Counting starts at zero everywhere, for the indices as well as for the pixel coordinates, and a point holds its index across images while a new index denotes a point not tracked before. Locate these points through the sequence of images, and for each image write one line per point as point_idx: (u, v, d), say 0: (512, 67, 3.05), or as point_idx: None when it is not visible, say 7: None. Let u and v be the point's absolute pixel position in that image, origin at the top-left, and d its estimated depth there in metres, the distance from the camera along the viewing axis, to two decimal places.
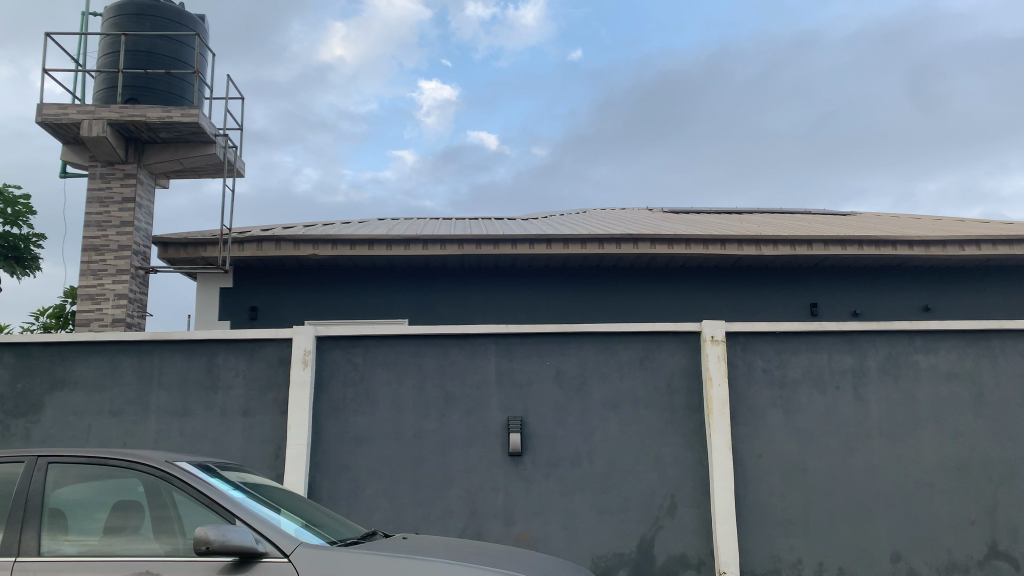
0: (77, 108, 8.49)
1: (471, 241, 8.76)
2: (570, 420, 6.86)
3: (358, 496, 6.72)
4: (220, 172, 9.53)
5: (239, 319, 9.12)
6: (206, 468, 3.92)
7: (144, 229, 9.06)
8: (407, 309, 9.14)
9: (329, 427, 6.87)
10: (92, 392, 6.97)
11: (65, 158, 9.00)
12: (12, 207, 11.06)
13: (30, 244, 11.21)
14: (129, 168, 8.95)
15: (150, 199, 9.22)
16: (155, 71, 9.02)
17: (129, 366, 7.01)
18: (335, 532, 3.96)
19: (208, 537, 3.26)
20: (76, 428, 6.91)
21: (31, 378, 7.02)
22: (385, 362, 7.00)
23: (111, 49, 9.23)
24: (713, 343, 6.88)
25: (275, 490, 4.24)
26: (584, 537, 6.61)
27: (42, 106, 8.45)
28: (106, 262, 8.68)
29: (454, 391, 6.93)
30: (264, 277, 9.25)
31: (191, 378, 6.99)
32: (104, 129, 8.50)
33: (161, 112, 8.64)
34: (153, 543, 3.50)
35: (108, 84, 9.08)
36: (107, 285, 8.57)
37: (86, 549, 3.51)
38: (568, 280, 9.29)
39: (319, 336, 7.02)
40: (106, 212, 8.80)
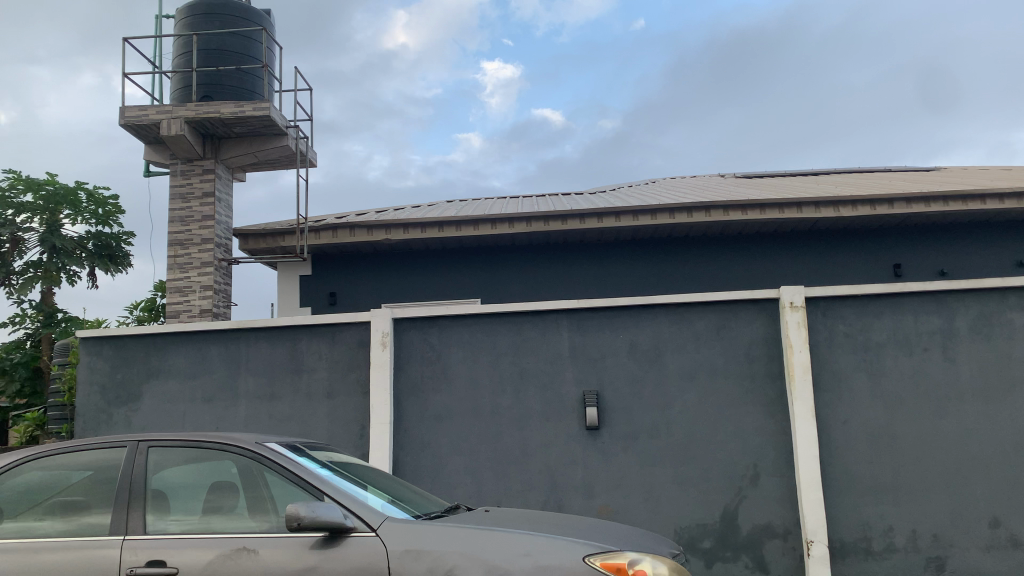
0: (156, 109, 8.84)
1: (540, 218, 8.76)
2: (647, 393, 6.83)
3: (440, 472, 6.87)
4: (293, 163, 9.78)
5: (318, 305, 9.37)
6: (294, 448, 4.08)
7: (225, 222, 9.37)
8: (480, 288, 9.23)
9: (409, 406, 7.03)
10: (185, 379, 7.30)
11: (148, 158, 9.38)
12: (102, 208, 11.59)
13: (121, 242, 11.75)
14: (208, 164, 9.27)
15: (228, 193, 9.53)
16: (226, 68, 9.29)
17: (218, 354, 7.31)
18: (419, 506, 4.06)
19: (299, 513, 3.41)
20: (172, 414, 7.26)
21: (128, 368, 7.40)
22: (460, 341, 7.10)
23: (184, 49, 9.53)
24: (792, 309, 6.73)
25: (360, 467, 4.39)
26: (666, 508, 6.60)
27: (123, 109, 8.83)
28: (192, 256, 9.03)
29: (529, 367, 6.98)
30: (340, 263, 9.47)
31: (276, 363, 7.24)
32: (182, 127, 8.81)
33: (235, 107, 8.91)
34: (248, 521, 3.67)
35: (183, 83, 9.39)
36: (193, 278, 8.93)
37: (186, 528, 3.69)
38: (639, 252, 9.20)
39: (395, 319, 7.16)
40: (188, 208, 9.15)
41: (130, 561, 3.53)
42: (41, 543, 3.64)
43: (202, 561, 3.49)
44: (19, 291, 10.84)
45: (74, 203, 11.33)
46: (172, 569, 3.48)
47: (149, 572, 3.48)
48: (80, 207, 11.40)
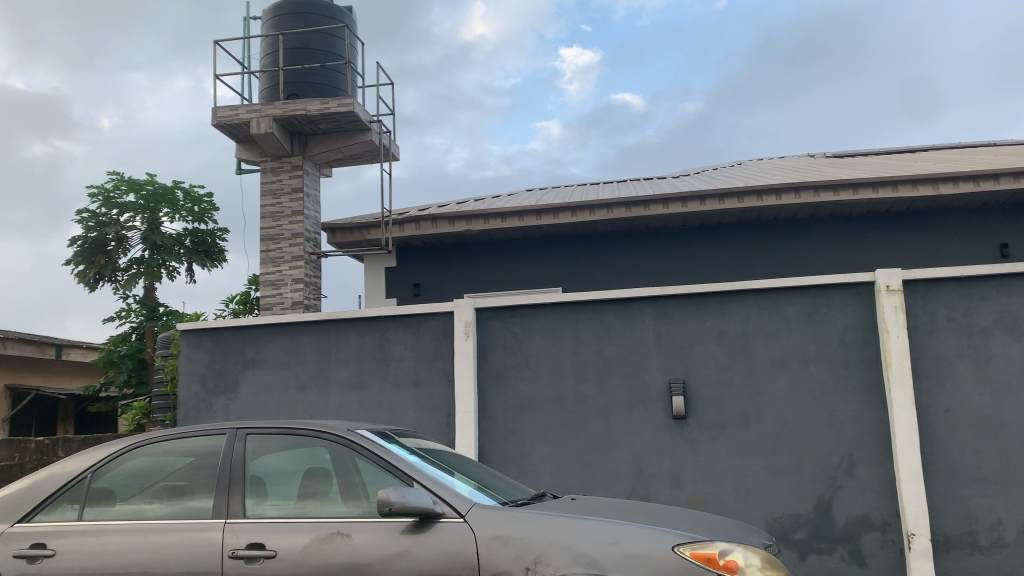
0: (246, 109, 9.15)
1: (622, 204, 8.66)
2: (736, 380, 6.68)
3: (526, 460, 6.91)
4: (376, 156, 9.97)
5: (403, 296, 9.54)
6: (383, 436, 4.17)
7: (314, 217, 9.64)
8: (562, 277, 9.21)
9: (494, 395, 7.09)
10: (279, 369, 7.56)
11: (239, 157, 9.72)
12: (198, 206, 12.09)
13: (216, 238, 12.24)
14: (295, 160, 9.54)
15: (316, 188, 9.79)
16: (311, 66, 9.53)
17: (308, 345, 7.54)
18: (506, 494, 4.10)
19: (390, 499, 3.49)
20: (268, 403, 7.54)
21: (226, 359, 7.71)
22: (543, 330, 7.10)
23: (271, 49, 9.82)
24: (888, 293, 6.45)
25: (447, 454, 4.45)
26: (757, 498, 6.45)
27: (216, 109, 9.17)
28: (283, 250, 9.33)
29: (614, 355, 6.92)
30: (424, 255, 9.61)
31: (364, 353, 7.41)
32: (271, 126, 9.09)
33: (320, 104, 9.14)
34: (340, 506, 3.78)
35: (271, 82, 9.68)
36: (285, 272, 9.23)
37: (283, 512, 3.82)
38: (725, 237, 8.99)
39: (478, 309, 7.22)
40: (279, 203, 9.45)
41: (232, 543, 3.68)
42: (150, 525, 3.82)
43: (299, 544, 3.62)
44: (124, 286, 11.41)
45: (172, 202, 11.86)
46: (271, 552, 3.62)
47: (250, 554, 3.62)
48: (177, 206, 11.92)
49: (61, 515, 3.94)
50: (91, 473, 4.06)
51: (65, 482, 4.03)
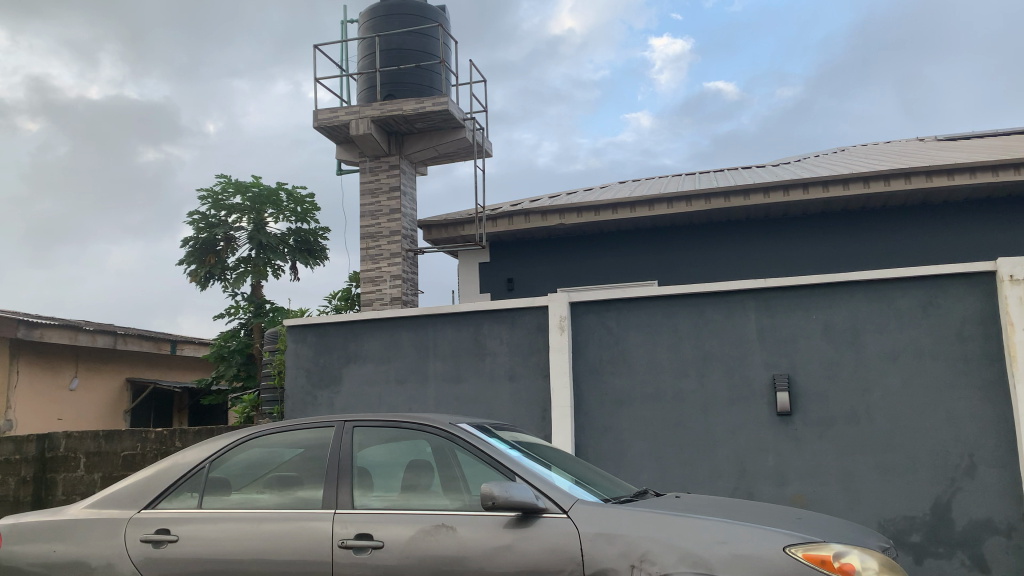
0: (346, 110, 9.40)
1: (720, 194, 8.46)
2: (844, 376, 6.42)
3: (624, 456, 6.84)
4: (471, 153, 10.07)
5: (497, 290, 9.60)
6: (483, 429, 4.21)
7: (410, 214, 9.82)
8: (657, 270, 9.08)
9: (590, 389, 7.05)
10: (379, 364, 7.74)
11: (339, 158, 10.00)
12: (300, 206, 12.51)
13: (318, 237, 12.64)
14: (393, 160, 9.74)
15: (412, 186, 9.97)
16: (407, 66, 9.70)
17: (407, 340, 7.69)
18: (607, 490, 4.07)
19: (493, 493, 3.51)
20: (369, 396, 7.73)
21: (329, 354, 7.96)
22: (640, 324, 7.01)
23: (368, 51, 10.05)
24: (1011, 283, 6.04)
25: (548, 448, 4.46)
26: (868, 498, 6.19)
27: (317, 112, 9.46)
28: (381, 247, 9.55)
29: (714, 350, 6.77)
30: (517, 249, 9.64)
31: (461, 347, 7.50)
32: (369, 126, 9.31)
33: (416, 103, 9.29)
34: (443, 498, 3.84)
35: (368, 84, 9.91)
36: (383, 268, 9.44)
37: (389, 503, 3.90)
38: (829, 226, 8.65)
39: (574, 303, 7.20)
40: (377, 202, 9.68)
41: (342, 533, 3.78)
42: (264, 514, 3.97)
43: (405, 536, 3.69)
44: (233, 284, 11.92)
45: (276, 202, 12.32)
46: (379, 542, 3.70)
47: (359, 544, 3.71)
48: (282, 206, 12.37)
49: (182, 502, 4.14)
50: (209, 463, 4.25)
51: (186, 471, 4.24)
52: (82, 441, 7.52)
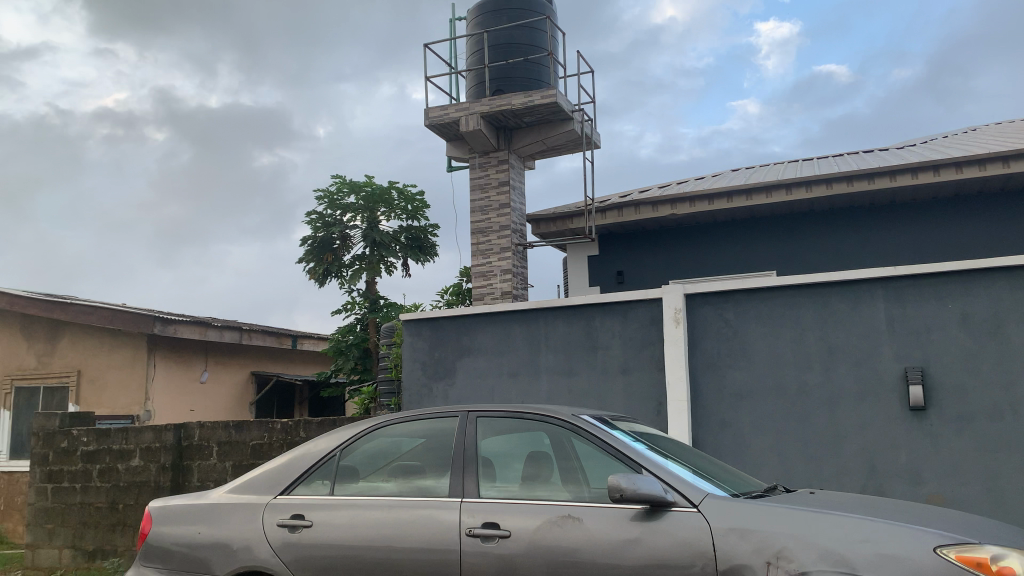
0: (456, 107, 9.54)
1: (841, 179, 8.09)
2: (984, 369, 6.03)
3: (744, 451, 6.66)
4: (579, 146, 10.03)
5: (607, 284, 9.53)
6: (605, 421, 4.17)
7: (519, 209, 9.86)
8: (774, 260, 8.79)
9: (707, 383, 6.90)
10: (492, 357, 7.82)
11: (449, 155, 10.16)
12: (411, 204, 12.79)
13: (427, 233, 12.89)
14: (502, 155, 9.81)
15: (521, 180, 10.01)
16: (515, 61, 9.74)
17: (519, 333, 7.73)
18: (735, 485, 3.96)
19: (620, 486, 3.47)
20: (483, 388, 7.82)
21: (444, 348, 8.09)
22: (760, 316, 6.79)
23: (476, 48, 10.15)
24: None
25: (671, 442, 4.37)
26: (1014, 500, 5.80)
27: (428, 111, 9.65)
28: (491, 242, 9.64)
29: (839, 342, 6.49)
30: (627, 242, 9.53)
31: (573, 340, 7.48)
32: (478, 122, 9.41)
33: (524, 97, 9.32)
34: (568, 490, 3.82)
35: (477, 80, 10.02)
36: (493, 263, 9.54)
37: (514, 494, 3.92)
38: (962, 211, 8.15)
39: (688, 295, 7.05)
40: (487, 197, 9.77)
41: (469, 522, 3.83)
42: (393, 501, 4.07)
43: (532, 526, 3.70)
44: (348, 281, 12.30)
45: (388, 201, 12.64)
46: (505, 532, 3.73)
47: (486, 533, 3.76)
48: (393, 204, 12.68)
49: (314, 490, 4.29)
50: (339, 452, 4.39)
51: (318, 460, 4.39)
52: (215, 431, 7.92)
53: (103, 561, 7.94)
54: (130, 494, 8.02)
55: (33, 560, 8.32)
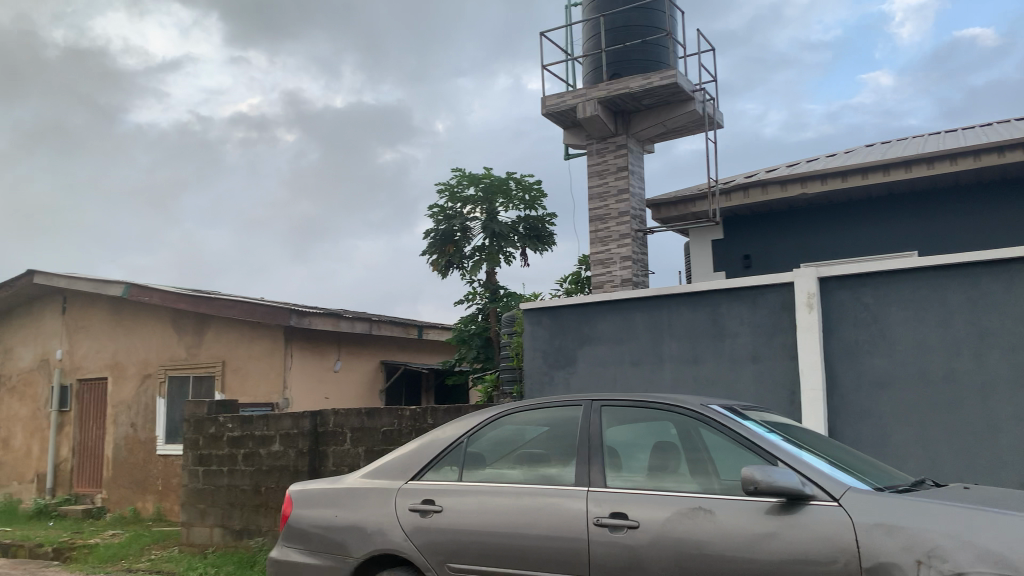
0: (572, 94, 9.49)
1: (991, 150, 7.47)
2: None
3: (885, 442, 6.30)
4: (700, 127, 9.75)
5: (732, 269, 9.23)
6: (735, 411, 4.03)
7: (639, 194, 9.70)
8: (915, 240, 8.26)
9: (843, 370, 6.56)
10: (614, 345, 7.73)
11: (567, 142, 10.11)
12: (528, 193, 12.83)
13: (545, 222, 12.91)
14: (620, 140, 9.67)
15: (640, 165, 9.84)
16: (632, 44, 9.58)
17: (642, 320, 7.60)
18: (879, 478, 3.73)
19: (754, 478, 3.34)
20: (605, 377, 7.76)
21: (565, 336, 8.07)
22: (901, 299, 6.38)
23: (592, 33, 10.04)
24: None
25: (807, 432, 4.17)
26: None
27: (545, 99, 9.64)
28: (611, 229, 9.52)
29: (993, 327, 6.01)
30: (753, 224, 9.19)
31: (698, 327, 7.29)
32: (595, 108, 9.32)
33: (643, 80, 9.16)
34: (698, 481, 3.72)
35: (594, 65, 9.91)
36: (613, 250, 9.43)
37: (641, 484, 3.85)
38: None
39: (822, 278, 6.71)
40: (605, 183, 9.67)
41: (596, 512, 3.80)
42: (520, 489, 4.09)
43: (661, 517, 3.63)
44: (469, 272, 12.49)
45: (506, 191, 12.73)
46: (634, 522, 3.68)
47: (614, 523, 3.71)
48: (511, 194, 12.76)
49: (443, 475, 4.37)
50: (466, 439, 4.46)
51: (446, 446, 4.47)
52: (348, 418, 8.24)
53: (250, 540, 8.45)
54: (272, 477, 8.47)
55: (188, 537, 8.95)
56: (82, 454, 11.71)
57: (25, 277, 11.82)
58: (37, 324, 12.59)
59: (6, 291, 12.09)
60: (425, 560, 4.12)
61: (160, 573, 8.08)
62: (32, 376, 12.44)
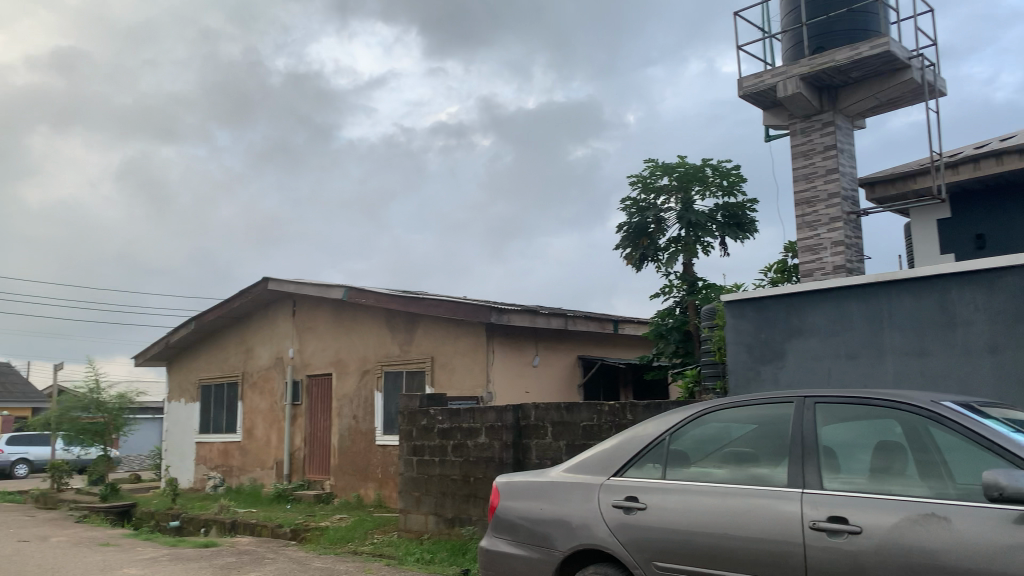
0: (771, 73, 9.07)
1: None
2: None
3: None
4: (920, 96, 8.90)
5: (963, 251, 8.31)
6: (973, 409, 3.62)
7: (850, 173, 9.02)
8: None
9: None
10: (826, 338, 7.25)
11: (767, 124, 9.63)
12: (727, 179, 12.36)
13: (746, 209, 12.38)
14: (826, 117, 9.06)
15: (850, 142, 9.15)
16: (837, 13, 8.96)
17: (857, 310, 7.06)
18: None
19: (999, 483, 3.00)
20: (818, 372, 7.30)
21: (771, 328, 7.68)
22: None
23: (791, 7, 9.50)
24: None
25: None
26: None
27: (742, 80, 9.28)
28: (819, 213, 8.93)
29: None
30: (987, 199, 8.24)
31: (924, 316, 6.65)
32: (797, 85, 8.82)
33: (850, 51, 8.62)
34: (929, 486, 3.39)
35: (794, 40, 9.37)
36: (823, 235, 8.84)
37: (861, 487, 3.57)
38: None
39: None
40: (811, 164, 9.09)
41: (812, 515, 3.57)
42: (727, 489, 3.94)
43: (887, 522, 3.34)
44: (666, 264, 12.25)
45: (702, 179, 12.35)
46: (856, 527, 3.42)
47: (833, 528, 3.47)
48: (708, 182, 12.36)
49: (647, 472, 4.31)
50: (669, 436, 4.36)
51: (649, 442, 4.40)
52: (549, 412, 8.35)
53: (461, 529, 8.83)
54: (479, 469, 8.80)
55: (405, 523, 9.51)
56: (313, 444, 12.81)
57: (260, 284, 13.12)
58: (272, 325, 13.94)
59: (246, 296, 13.49)
60: (631, 557, 4.09)
61: (381, 556, 8.66)
62: (269, 372, 13.79)
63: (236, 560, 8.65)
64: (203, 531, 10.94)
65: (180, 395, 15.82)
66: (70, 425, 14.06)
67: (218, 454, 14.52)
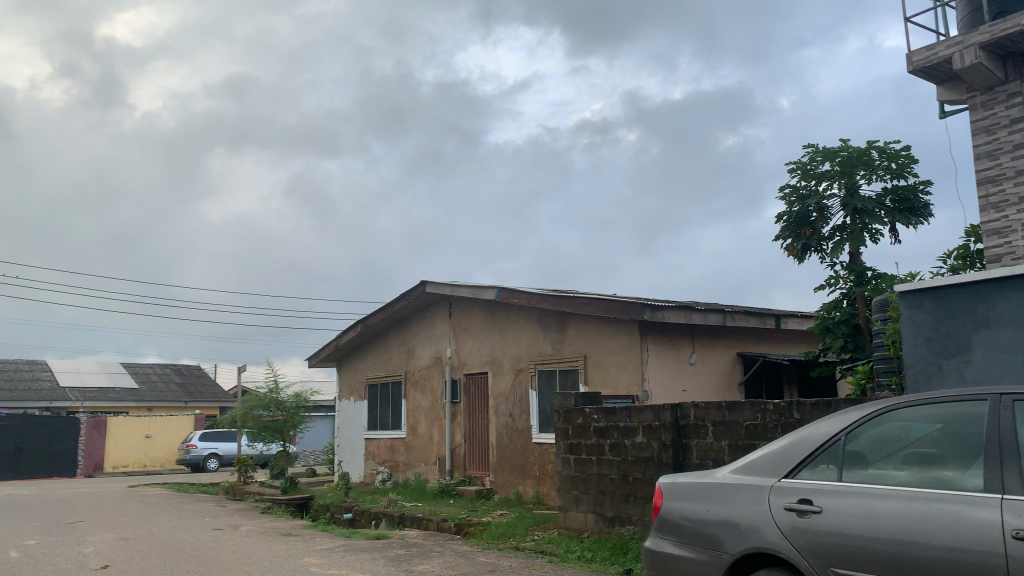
0: (945, 45, 8.50)
1: None
2: None
3: None
4: None
5: None
6: None
7: None
8: None
9: None
10: (1020, 329, 6.62)
11: (942, 100, 8.93)
12: (896, 161, 11.57)
13: (919, 192, 11.53)
14: (1012, 87, 8.30)
15: None
16: None
17: None
18: None
19: None
20: (1011, 366, 6.68)
21: (954, 320, 7.10)
22: None
23: None
24: None
25: None
26: None
27: (911, 55, 8.73)
28: (1006, 193, 8.14)
29: None
30: None
31: None
32: (976, 55, 8.18)
33: None
34: None
35: (972, 7, 8.67)
36: (1011, 217, 8.06)
37: None
38: None
39: None
40: (996, 139, 8.33)
41: (1014, 523, 3.28)
42: (912, 493, 3.69)
43: None
44: (830, 254, 11.62)
45: (868, 163, 11.63)
46: None
47: None
48: (874, 165, 11.62)
49: (821, 474, 4.11)
50: (844, 436, 4.14)
51: (822, 443, 4.20)
52: (709, 411, 8.13)
53: (622, 528, 8.79)
54: (638, 468, 8.73)
55: (565, 521, 9.58)
56: (472, 441, 13.17)
57: (419, 287, 13.64)
58: (430, 326, 14.45)
59: (406, 300, 14.07)
60: (806, 562, 3.92)
61: (543, 553, 8.77)
62: (429, 372, 14.31)
63: (406, 552, 9.05)
64: (374, 524, 11.53)
65: (349, 394, 16.73)
66: (253, 422, 15.23)
67: (384, 450, 15.24)
